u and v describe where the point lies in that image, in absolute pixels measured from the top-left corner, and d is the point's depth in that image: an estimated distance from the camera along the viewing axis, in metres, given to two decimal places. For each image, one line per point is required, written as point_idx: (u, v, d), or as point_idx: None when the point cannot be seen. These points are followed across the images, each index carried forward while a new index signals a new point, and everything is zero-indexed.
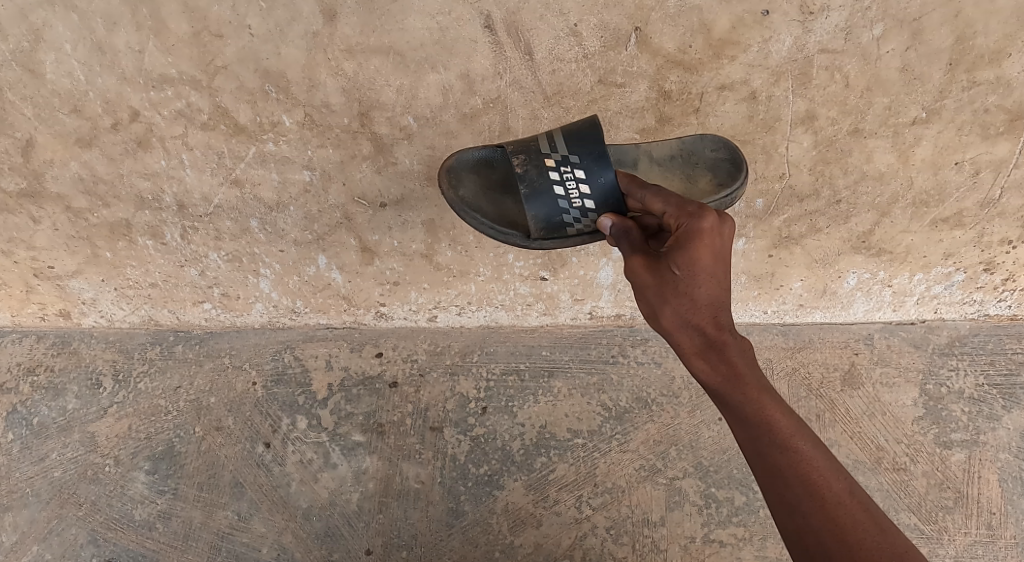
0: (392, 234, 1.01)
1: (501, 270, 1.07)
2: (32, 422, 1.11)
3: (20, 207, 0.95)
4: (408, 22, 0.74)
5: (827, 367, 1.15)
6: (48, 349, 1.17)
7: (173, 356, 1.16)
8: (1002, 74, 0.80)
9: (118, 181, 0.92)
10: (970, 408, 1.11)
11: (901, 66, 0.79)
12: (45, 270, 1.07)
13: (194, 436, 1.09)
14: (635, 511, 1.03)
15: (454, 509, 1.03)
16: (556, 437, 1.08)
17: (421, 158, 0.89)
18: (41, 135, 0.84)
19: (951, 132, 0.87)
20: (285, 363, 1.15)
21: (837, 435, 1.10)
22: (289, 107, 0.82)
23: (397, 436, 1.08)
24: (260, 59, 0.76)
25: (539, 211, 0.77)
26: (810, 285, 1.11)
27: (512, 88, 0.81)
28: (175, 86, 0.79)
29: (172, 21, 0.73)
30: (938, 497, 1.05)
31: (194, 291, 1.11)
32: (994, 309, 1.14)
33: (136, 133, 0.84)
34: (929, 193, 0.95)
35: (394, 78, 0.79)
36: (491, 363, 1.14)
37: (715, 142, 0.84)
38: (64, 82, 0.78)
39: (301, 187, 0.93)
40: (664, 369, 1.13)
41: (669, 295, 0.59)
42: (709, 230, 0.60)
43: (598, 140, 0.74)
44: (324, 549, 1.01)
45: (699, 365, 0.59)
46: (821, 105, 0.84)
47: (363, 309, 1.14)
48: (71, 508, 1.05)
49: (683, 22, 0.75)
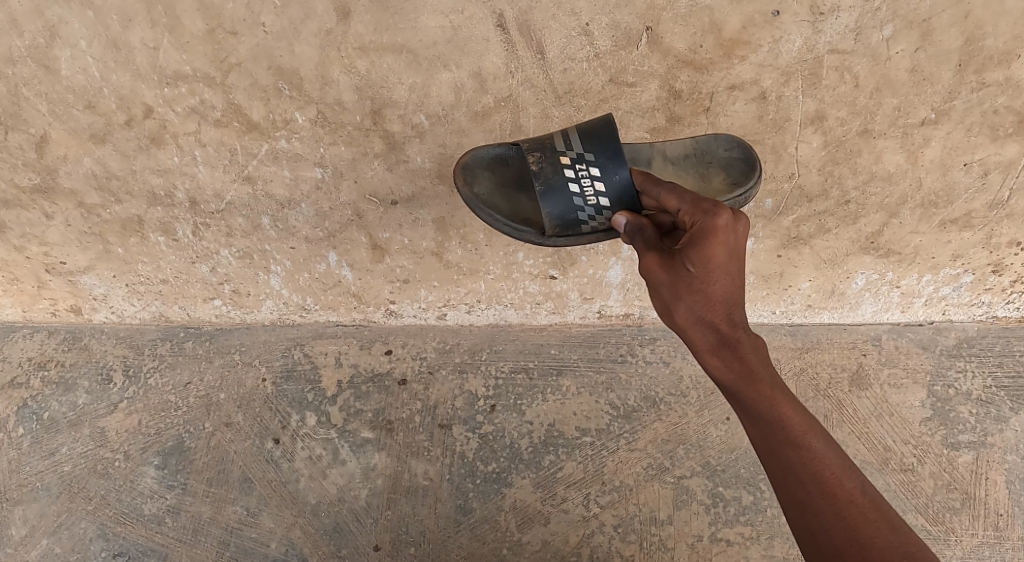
0: (403, 231, 1.01)
1: (510, 268, 1.08)
2: (42, 416, 1.12)
3: (33, 203, 0.96)
4: (421, 20, 0.75)
5: (835, 368, 1.15)
6: (60, 344, 1.17)
7: (183, 352, 1.16)
8: (1012, 75, 0.80)
9: (131, 178, 0.92)
10: (978, 409, 1.11)
11: (911, 67, 0.79)
12: (57, 266, 1.08)
13: (204, 432, 1.10)
14: (642, 509, 1.03)
15: (462, 506, 1.03)
16: (564, 435, 1.08)
17: (432, 156, 0.90)
18: (55, 131, 0.85)
19: (960, 133, 0.87)
20: (294, 360, 1.15)
21: (845, 435, 1.10)
22: (301, 105, 0.83)
23: (405, 433, 1.08)
24: (273, 56, 0.77)
25: (555, 208, 0.77)
26: (818, 286, 1.12)
27: (523, 86, 0.82)
28: (189, 84, 0.80)
29: (187, 19, 0.73)
30: (945, 498, 1.05)
31: (205, 287, 1.12)
32: (1002, 310, 1.15)
33: (149, 129, 0.85)
34: (938, 194, 0.96)
35: (406, 76, 0.80)
36: (500, 361, 1.14)
37: (729, 141, 0.84)
38: (78, 79, 0.78)
39: (312, 185, 0.94)
40: (672, 368, 1.14)
41: (684, 292, 0.59)
42: (724, 227, 0.60)
43: (613, 138, 0.74)
44: (332, 545, 1.01)
45: (713, 362, 0.59)
46: (831, 105, 0.84)
47: (373, 307, 1.15)
48: (81, 502, 1.05)
49: (694, 22, 0.76)
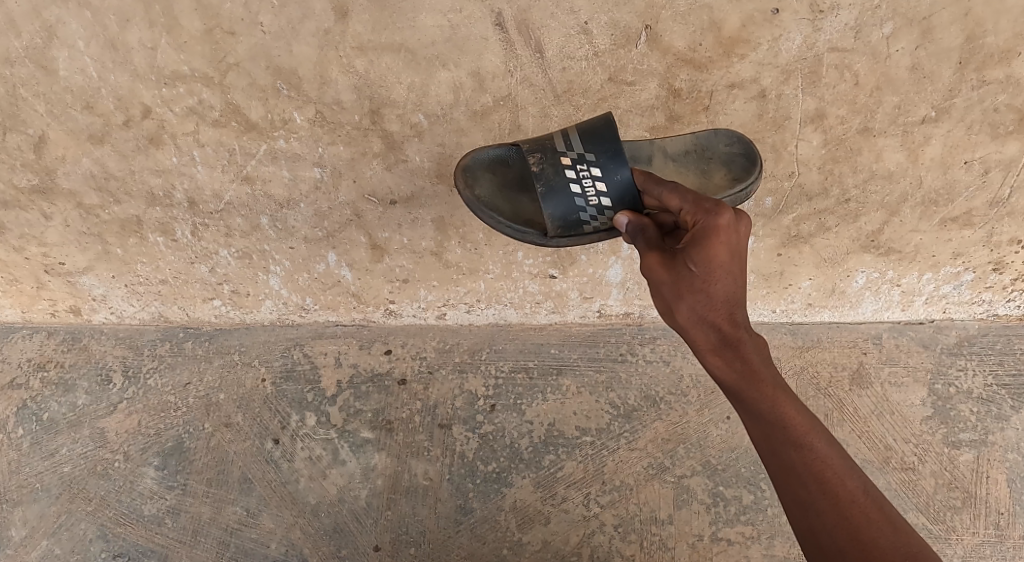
0: (402, 231, 1.01)
1: (510, 268, 1.08)
2: (42, 417, 1.12)
3: (31, 204, 0.96)
4: (420, 19, 0.74)
5: (835, 367, 1.14)
6: (59, 345, 1.17)
7: (183, 352, 1.16)
8: (1012, 73, 0.79)
9: (130, 178, 0.92)
10: (979, 407, 1.11)
11: (911, 65, 0.79)
12: (56, 266, 1.08)
13: (204, 432, 1.10)
14: (643, 509, 1.03)
15: (462, 506, 1.03)
16: (564, 435, 1.08)
17: (431, 155, 0.89)
18: (53, 131, 0.85)
19: (960, 131, 0.87)
20: (294, 360, 1.15)
21: (845, 434, 1.09)
22: (300, 105, 0.82)
23: (406, 433, 1.08)
24: (271, 56, 0.77)
25: (556, 209, 0.77)
26: (818, 284, 1.11)
27: (523, 85, 0.81)
28: (187, 83, 0.79)
29: (185, 19, 0.73)
30: (946, 497, 1.05)
31: (204, 288, 1.12)
32: (1003, 309, 1.14)
33: (148, 129, 0.85)
34: (938, 192, 0.95)
35: (405, 75, 0.80)
36: (500, 361, 1.14)
37: (729, 137, 0.83)
38: (76, 79, 0.78)
39: (311, 185, 0.94)
40: (672, 367, 1.13)
41: (685, 291, 0.59)
42: (726, 227, 0.60)
43: (614, 138, 0.74)
44: (332, 545, 1.01)
45: (715, 362, 0.59)
46: (831, 104, 0.84)
47: (372, 306, 1.15)
48: (81, 503, 1.05)
49: (693, 21, 0.75)
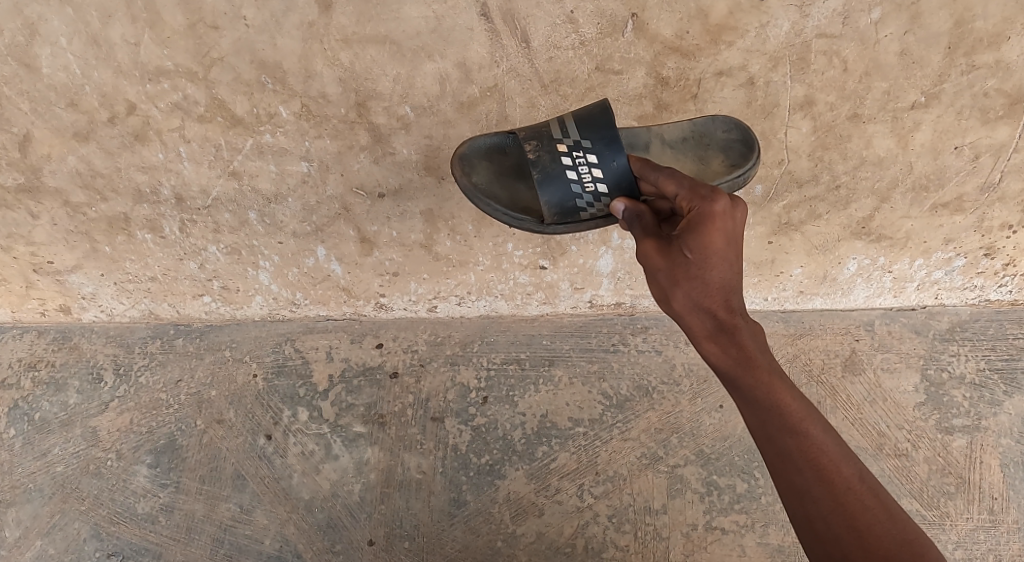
0: (391, 224, 1.01)
1: (500, 259, 1.07)
2: (33, 417, 1.11)
3: (18, 202, 0.95)
4: (405, 11, 0.74)
5: (828, 354, 1.14)
6: (49, 344, 1.17)
7: (173, 349, 1.16)
8: (1002, 57, 0.79)
9: (116, 175, 0.91)
10: (971, 393, 1.11)
11: (900, 50, 0.79)
12: (45, 265, 1.07)
13: (196, 429, 1.09)
14: (636, 498, 1.03)
15: (456, 499, 1.03)
16: (557, 426, 1.08)
17: (419, 148, 0.89)
18: (37, 129, 0.84)
19: (950, 116, 0.86)
20: (285, 355, 1.14)
21: (837, 421, 1.10)
22: (286, 98, 0.82)
23: (398, 426, 1.08)
24: (256, 50, 0.76)
25: (553, 196, 0.77)
26: (810, 272, 1.11)
27: (509, 76, 0.81)
28: (172, 79, 0.79)
29: (167, 13, 0.72)
30: (939, 482, 1.06)
31: (193, 284, 1.11)
32: (995, 294, 1.14)
33: (133, 126, 0.84)
34: (929, 178, 0.95)
35: (391, 67, 0.79)
36: (492, 353, 1.14)
37: (727, 124, 0.83)
38: (60, 76, 0.78)
39: (298, 179, 0.93)
40: (664, 357, 1.13)
41: (681, 278, 0.58)
42: (722, 213, 0.60)
43: (610, 125, 0.73)
44: (326, 540, 1.02)
45: (710, 349, 0.59)
46: (820, 90, 0.83)
47: (363, 300, 1.14)
48: (74, 502, 1.05)
49: (680, 8, 0.75)
